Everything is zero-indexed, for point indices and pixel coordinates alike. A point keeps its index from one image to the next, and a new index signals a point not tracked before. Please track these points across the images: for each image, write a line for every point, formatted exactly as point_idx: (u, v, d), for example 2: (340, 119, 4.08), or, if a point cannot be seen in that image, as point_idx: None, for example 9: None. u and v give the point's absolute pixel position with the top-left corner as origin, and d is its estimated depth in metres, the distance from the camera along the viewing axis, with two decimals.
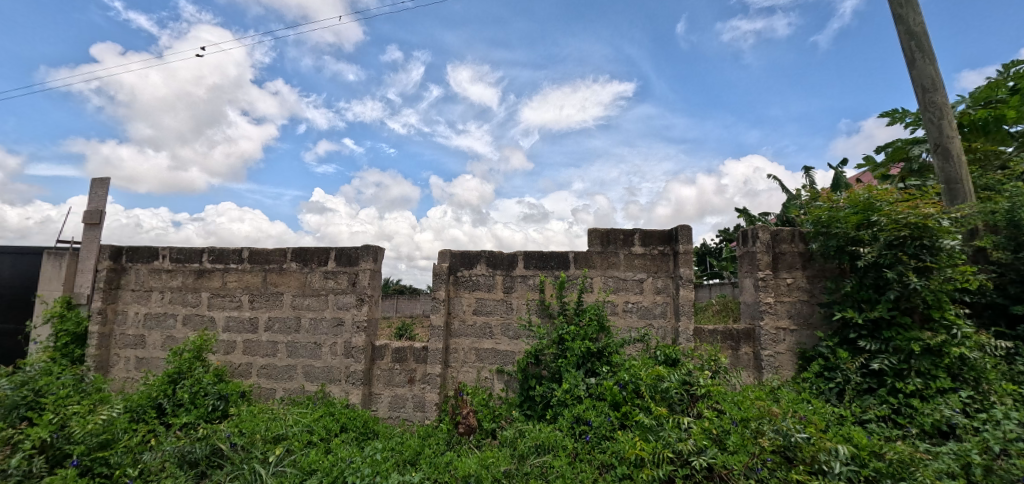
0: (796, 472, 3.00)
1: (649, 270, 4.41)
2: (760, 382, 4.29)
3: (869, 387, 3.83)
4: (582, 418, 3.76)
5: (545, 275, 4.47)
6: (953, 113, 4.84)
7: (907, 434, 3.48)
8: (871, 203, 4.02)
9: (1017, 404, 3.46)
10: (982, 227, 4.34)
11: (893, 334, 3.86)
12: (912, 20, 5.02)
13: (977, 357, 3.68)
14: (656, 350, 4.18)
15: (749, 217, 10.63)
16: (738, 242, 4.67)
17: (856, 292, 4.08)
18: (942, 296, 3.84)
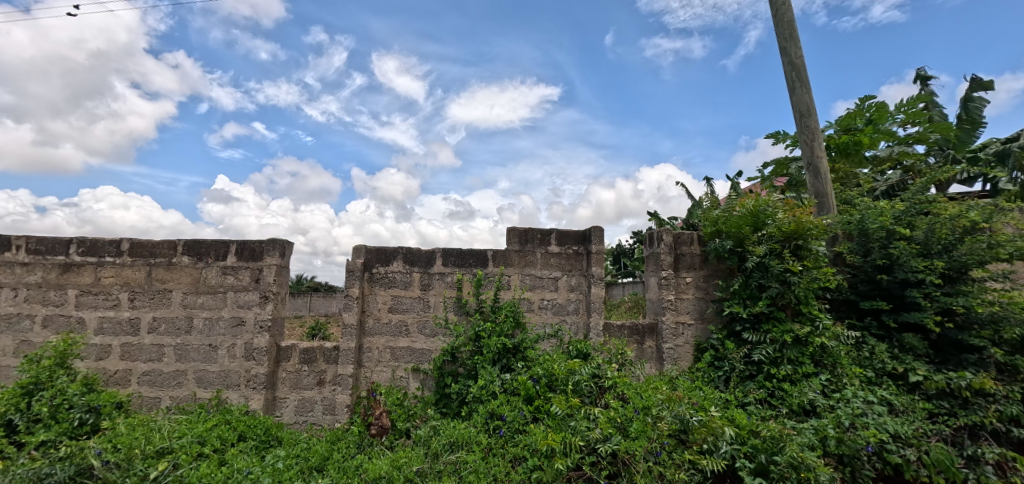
0: (688, 453, 3.35)
1: (564, 269, 4.63)
2: (661, 373, 4.66)
3: (751, 374, 4.33)
4: (496, 414, 3.85)
5: (463, 272, 4.53)
6: (823, 136, 5.57)
7: (779, 413, 3.97)
8: (758, 209, 4.57)
9: (863, 385, 4.09)
10: (841, 234, 5.07)
11: (771, 326, 4.39)
12: (794, 53, 5.73)
13: (835, 345, 4.27)
14: (569, 345, 4.40)
15: (659, 221, 11.42)
16: (645, 243, 5.03)
17: (743, 290, 4.60)
18: (809, 293, 4.40)
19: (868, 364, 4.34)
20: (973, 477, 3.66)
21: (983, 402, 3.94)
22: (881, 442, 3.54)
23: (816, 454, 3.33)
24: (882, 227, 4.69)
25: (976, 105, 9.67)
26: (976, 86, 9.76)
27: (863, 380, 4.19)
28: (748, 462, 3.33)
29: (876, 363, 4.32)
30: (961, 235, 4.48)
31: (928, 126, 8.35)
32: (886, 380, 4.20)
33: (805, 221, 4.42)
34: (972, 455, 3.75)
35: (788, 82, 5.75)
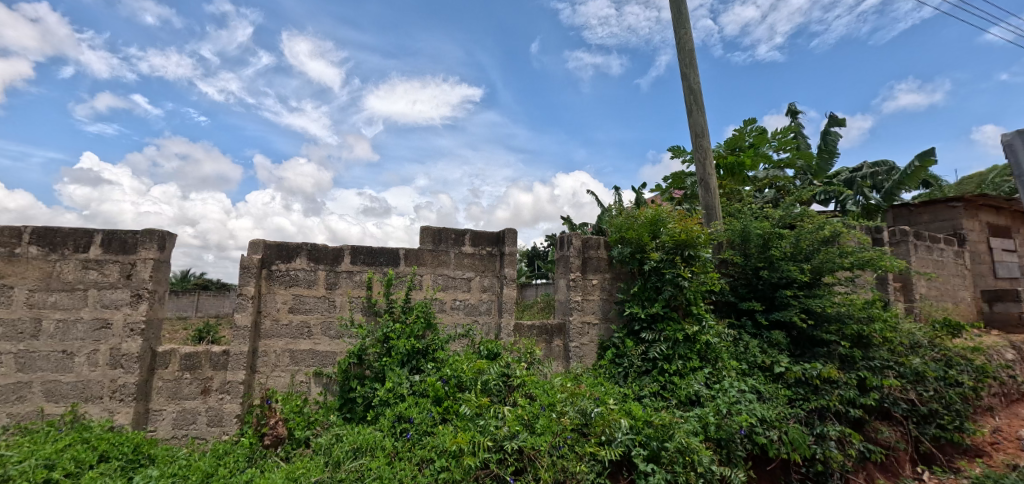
0: (590, 445, 3.57)
1: (477, 269, 4.74)
2: (567, 370, 4.92)
3: (647, 369, 4.71)
4: (403, 417, 3.77)
5: (374, 271, 4.41)
6: (712, 156, 6.18)
7: (670, 404, 4.34)
8: (657, 218, 5.05)
9: (737, 376, 4.63)
10: (725, 243, 5.72)
11: (665, 325, 4.83)
12: (692, 79, 6.33)
13: (716, 342, 4.80)
14: (480, 345, 4.50)
15: (571, 226, 11.92)
16: (556, 245, 5.29)
17: (641, 293, 5.03)
18: (697, 296, 4.90)
19: (743, 357, 4.91)
20: (821, 452, 4.30)
21: (828, 388, 4.67)
22: (750, 426, 4.05)
23: (699, 439, 3.75)
24: (761, 234, 5.37)
25: (832, 137, 11.25)
26: (831, 121, 11.37)
27: (739, 372, 4.72)
28: (642, 450, 3.64)
29: (749, 356, 4.90)
30: (820, 245, 5.30)
31: (796, 152, 9.55)
32: (756, 372, 4.77)
33: (695, 231, 4.93)
34: (819, 433, 4.39)
35: (685, 105, 6.34)
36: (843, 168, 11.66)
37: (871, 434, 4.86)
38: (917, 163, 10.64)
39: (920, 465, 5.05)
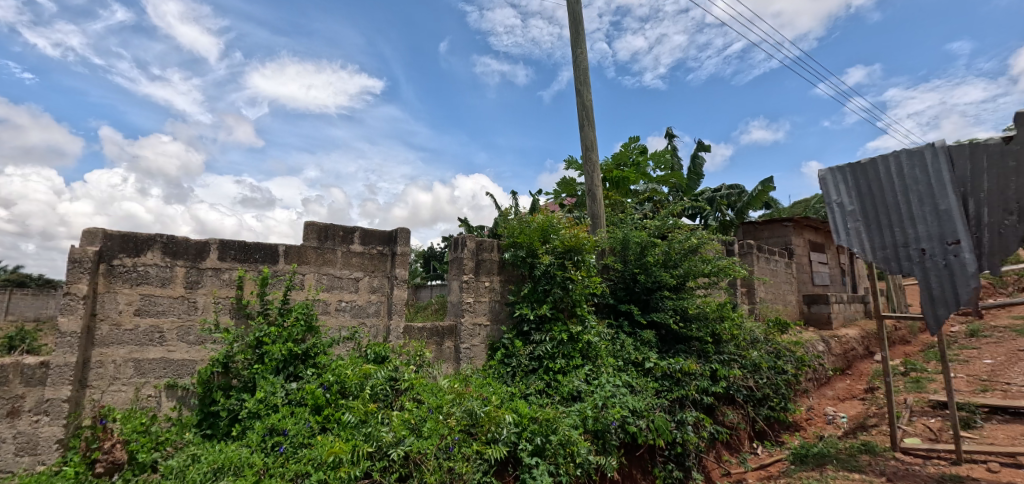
0: (475, 444, 3.53)
1: (366, 269, 4.49)
2: (458, 372, 4.84)
3: (534, 368, 4.81)
4: (276, 429, 3.39)
5: (246, 269, 3.97)
6: (600, 169, 6.49)
7: (554, 400, 4.44)
8: (549, 224, 5.21)
9: (614, 371, 4.90)
10: (609, 250, 6.19)
11: (551, 325, 5.02)
12: (585, 93, 6.62)
13: (597, 341, 5.03)
14: (367, 348, 4.24)
15: (467, 228, 11.88)
16: (449, 247, 5.19)
17: (531, 295, 5.17)
18: (580, 298, 5.14)
19: (620, 355, 5.22)
20: (681, 436, 4.76)
21: (687, 379, 5.22)
22: (623, 417, 4.29)
23: (578, 432, 3.92)
24: (639, 242, 5.95)
25: (699, 161, 12.49)
26: (699, 145, 12.61)
27: (615, 367, 4.99)
28: (527, 445, 3.70)
29: (625, 353, 5.26)
30: (687, 253, 6.05)
31: (670, 172, 10.47)
32: (630, 367, 5.10)
33: (583, 238, 5.21)
34: (680, 419, 4.85)
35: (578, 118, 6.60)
36: (706, 188, 12.94)
37: (720, 418, 5.56)
38: (760, 187, 12.37)
39: (756, 441, 5.99)
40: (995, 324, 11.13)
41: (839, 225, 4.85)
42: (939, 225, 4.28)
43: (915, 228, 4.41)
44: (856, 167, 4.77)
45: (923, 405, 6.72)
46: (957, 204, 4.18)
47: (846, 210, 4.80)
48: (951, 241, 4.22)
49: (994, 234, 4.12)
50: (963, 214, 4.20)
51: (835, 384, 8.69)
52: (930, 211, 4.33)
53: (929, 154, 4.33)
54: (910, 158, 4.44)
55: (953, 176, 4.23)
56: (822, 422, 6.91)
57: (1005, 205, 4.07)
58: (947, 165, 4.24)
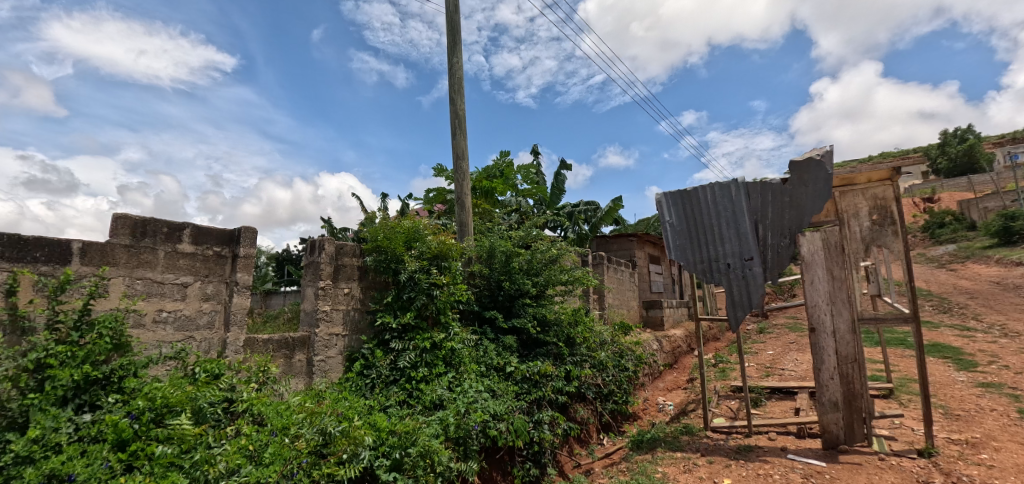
0: (326, 466, 3.13)
1: (197, 274, 3.83)
2: (309, 388, 4.33)
3: (394, 379, 4.53)
4: (58, 475, 2.55)
5: (27, 270, 3.13)
6: (470, 177, 6.42)
7: (415, 411, 4.18)
8: (414, 230, 5.05)
9: (476, 377, 4.78)
10: (475, 257, 6.21)
11: (414, 334, 4.79)
12: (458, 102, 6.55)
13: (461, 348, 4.91)
14: (194, 366, 3.55)
15: (329, 230, 11.03)
16: (305, 250, 4.69)
17: (394, 302, 4.89)
18: (446, 305, 4.99)
19: (483, 361, 5.15)
20: (537, 435, 4.82)
21: (544, 381, 5.36)
22: (484, 421, 4.21)
23: (438, 441, 3.72)
24: (504, 251, 6.00)
25: (561, 178, 13.13)
26: (563, 163, 13.26)
27: (478, 373, 4.90)
28: (385, 461, 3.41)
29: (488, 359, 5.19)
30: (548, 262, 6.27)
31: (535, 186, 10.82)
32: (492, 372, 5.06)
33: (450, 245, 5.13)
34: (537, 419, 4.92)
35: (450, 126, 6.48)
36: (566, 203, 13.62)
37: (572, 415, 5.79)
38: (611, 204, 13.39)
39: (602, 432, 6.34)
40: (778, 323, 13.47)
41: (670, 242, 5.83)
42: (739, 245, 5.45)
43: (723, 246, 5.55)
44: (682, 193, 5.78)
45: (727, 390, 7.82)
46: (752, 228, 5.38)
47: (675, 229, 5.80)
48: (747, 258, 5.42)
49: (775, 253, 5.30)
50: (755, 236, 5.39)
51: (665, 377, 9.68)
52: (733, 233, 5.48)
53: (733, 187, 5.46)
54: (721, 190, 5.54)
55: (750, 206, 5.39)
56: (654, 411, 7.55)
57: (782, 231, 5.25)
58: (745, 196, 5.39)
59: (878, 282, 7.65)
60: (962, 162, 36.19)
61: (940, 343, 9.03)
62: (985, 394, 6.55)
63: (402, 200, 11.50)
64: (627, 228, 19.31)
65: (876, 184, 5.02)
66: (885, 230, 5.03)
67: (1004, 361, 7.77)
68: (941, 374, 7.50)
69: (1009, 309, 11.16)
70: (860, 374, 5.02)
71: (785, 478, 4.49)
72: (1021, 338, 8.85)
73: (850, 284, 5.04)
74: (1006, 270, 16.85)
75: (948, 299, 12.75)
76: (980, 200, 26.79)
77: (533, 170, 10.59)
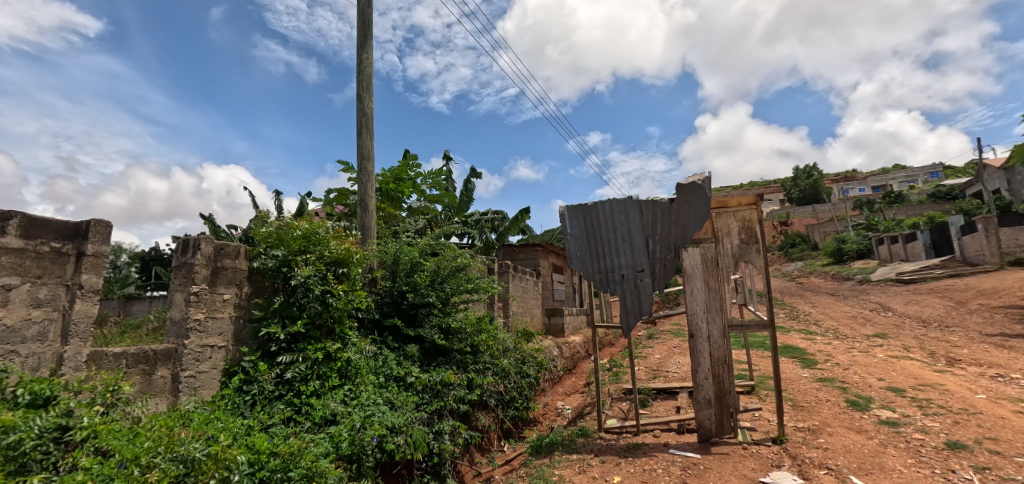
0: None
1: (29, 275, 3.31)
2: (173, 408, 3.90)
3: (279, 394, 4.23)
4: None
5: None
6: (376, 179, 6.22)
7: (302, 428, 3.93)
8: (310, 233, 4.84)
9: (373, 389, 4.61)
10: (376, 264, 6.12)
11: (306, 345, 4.52)
12: (365, 101, 6.32)
13: (358, 359, 4.72)
14: (17, 388, 3.02)
15: (212, 227, 10.03)
16: (176, 250, 4.24)
17: (283, 310, 4.57)
18: (342, 315, 4.81)
19: (381, 371, 4.98)
20: (437, 446, 4.73)
21: (446, 390, 5.29)
22: (381, 434, 4.06)
23: (328, 459, 3.54)
24: (410, 258, 5.98)
25: (470, 186, 13.16)
26: (471, 171, 13.31)
27: (375, 384, 4.73)
28: None
29: (386, 369, 5.03)
30: (454, 271, 6.27)
31: (444, 192, 10.74)
32: (391, 383, 4.91)
33: (350, 250, 4.99)
34: (437, 430, 4.83)
35: (357, 125, 6.24)
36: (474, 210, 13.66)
37: (473, 423, 5.79)
38: (518, 215, 13.67)
39: (502, 439, 6.40)
40: (664, 330, 14.56)
41: (572, 253, 5.98)
42: (633, 257, 5.80)
43: (619, 258, 5.86)
44: (582, 206, 6.00)
45: (619, 392, 8.27)
46: (643, 242, 5.75)
47: (576, 240, 5.98)
48: (639, 269, 5.78)
49: (662, 265, 5.71)
50: (646, 250, 5.76)
51: (564, 382, 10.00)
52: (628, 246, 5.82)
53: (628, 203, 5.79)
54: (617, 205, 5.83)
55: (642, 221, 5.75)
56: (553, 415, 7.76)
57: (669, 245, 5.67)
58: (637, 212, 5.75)
59: (744, 293, 8.57)
60: (811, 190, 41.79)
61: (790, 344, 10.27)
62: (823, 387, 7.56)
63: (299, 199, 10.84)
64: (530, 239, 19.76)
65: (744, 207, 5.66)
66: (750, 248, 5.60)
67: (836, 359, 9.03)
68: (790, 371, 8.52)
69: (840, 315, 13.04)
70: (730, 374, 5.55)
71: (667, 472, 4.82)
72: (850, 340, 10.37)
73: (723, 294, 5.56)
74: (839, 283, 19.70)
75: (796, 307, 14.62)
76: (823, 223, 31.10)
77: (442, 176, 10.52)
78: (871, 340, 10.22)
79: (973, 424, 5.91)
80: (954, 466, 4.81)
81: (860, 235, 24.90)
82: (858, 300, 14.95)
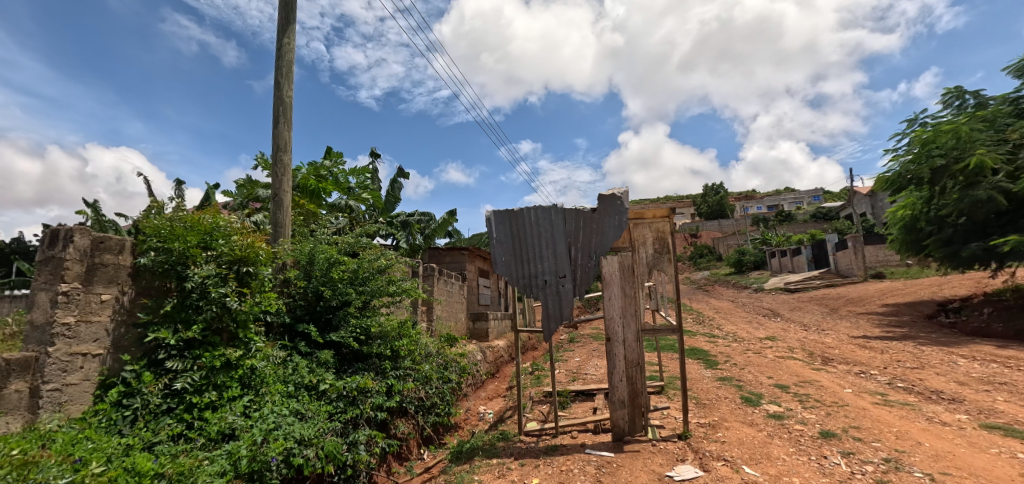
0: None
1: None
2: (32, 426, 3.71)
3: (168, 408, 4.08)
4: None
5: None
6: (291, 173, 6.15)
7: (195, 445, 3.88)
8: (213, 227, 4.77)
9: (280, 399, 4.59)
10: (290, 263, 6.12)
11: (202, 352, 4.39)
12: (285, 89, 6.25)
13: (262, 366, 4.71)
14: None
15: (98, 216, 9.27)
16: (41, 243, 4.02)
17: (176, 313, 4.45)
18: (246, 318, 4.75)
19: (291, 379, 4.96)
20: (351, 458, 4.72)
21: (362, 398, 5.32)
22: (287, 449, 4.00)
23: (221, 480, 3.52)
24: (326, 258, 5.99)
25: (397, 186, 13.12)
26: (397, 171, 13.28)
27: (283, 394, 4.71)
28: None
29: (296, 377, 5.01)
30: (375, 272, 6.37)
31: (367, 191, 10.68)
32: (301, 392, 4.89)
33: (257, 249, 4.97)
34: (352, 440, 4.83)
35: (273, 114, 6.15)
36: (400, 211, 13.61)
37: (391, 431, 5.87)
38: (445, 217, 13.81)
39: (422, 446, 6.50)
40: (584, 334, 15.27)
41: (496, 257, 6.26)
42: (555, 264, 6.18)
43: (542, 264, 6.22)
44: (508, 212, 6.29)
45: (539, 395, 8.64)
46: (564, 248, 6.15)
47: (501, 245, 6.27)
48: (561, 275, 6.17)
49: (583, 272, 6.14)
50: (568, 257, 6.16)
51: (486, 386, 10.24)
52: (551, 253, 6.20)
53: (553, 211, 6.15)
54: (544, 213, 6.18)
55: (565, 228, 6.15)
56: (475, 420, 7.98)
57: (589, 252, 6.11)
58: (562, 219, 6.13)
59: (655, 299, 9.29)
60: (717, 206, 45.34)
61: (695, 347, 11.19)
62: (721, 386, 8.38)
63: (207, 190, 10.37)
64: (457, 242, 19.85)
65: (659, 220, 6.20)
66: (663, 258, 6.19)
67: (734, 360, 10.01)
68: (695, 371, 9.32)
69: (738, 320, 14.35)
70: (642, 376, 6.05)
71: (582, 471, 5.20)
72: (745, 342, 11.50)
73: (638, 300, 6.06)
74: (738, 291, 21.60)
75: (702, 312, 15.90)
76: (728, 237, 33.83)
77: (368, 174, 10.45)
78: (763, 342, 11.39)
79: (841, 415, 6.85)
80: (826, 452, 5.59)
81: (757, 249, 27.40)
82: (754, 307, 16.52)
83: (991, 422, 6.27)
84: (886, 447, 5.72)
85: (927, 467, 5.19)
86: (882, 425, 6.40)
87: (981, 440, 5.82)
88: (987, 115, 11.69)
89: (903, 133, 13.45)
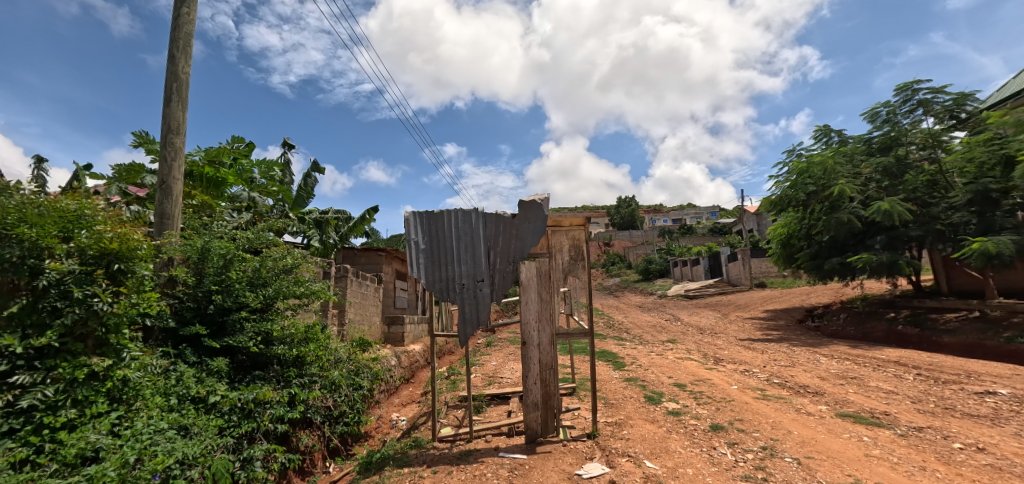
0: None
1: None
2: None
3: (12, 428, 3.72)
4: None
5: None
6: (184, 159, 5.98)
7: (45, 472, 3.55)
8: (78, 214, 4.41)
9: (157, 413, 4.41)
10: (176, 260, 5.89)
11: (59, 362, 4.08)
12: (180, 66, 5.99)
13: (136, 377, 4.50)
14: None
15: None
16: None
17: (25, 316, 4.08)
18: (120, 321, 4.48)
19: (172, 391, 4.76)
20: (245, 474, 4.70)
21: (259, 410, 5.28)
22: (166, 468, 3.95)
23: None
24: (222, 254, 5.82)
25: (310, 180, 12.72)
26: (312, 166, 12.88)
27: (161, 409, 4.51)
28: None
29: (179, 389, 4.82)
30: (279, 272, 6.31)
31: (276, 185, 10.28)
32: (185, 405, 4.72)
33: (133, 240, 4.57)
34: (245, 457, 4.79)
35: (166, 92, 5.90)
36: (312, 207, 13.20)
37: (293, 443, 5.80)
38: (363, 215, 13.57)
39: (328, 459, 6.43)
40: (501, 337, 15.62)
41: (413, 259, 6.34)
42: (473, 268, 6.44)
43: (461, 267, 6.44)
44: (427, 214, 6.45)
45: (454, 400, 8.82)
46: (484, 252, 6.42)
47: (419, 246, 6.39)
48: (479, 279, 6.43)
49: (500, 276, 6.44)
50: (486, 261, 6.43)
51: (401, 392, 10.24)
52: (470, 257, 6.44)
53: (472, 216, 6.42)
54: (464, 217, 6.43)
55: (485, 232, 6.43)
56: (387, 427, 8.01)
57: (508, 258, 6.41)
58: (482, 223, 6.42)
59: (569, 303, 9.83)
60: (627, 217, 48.02)
61: (605, 349, 11.93)
62: (627, 386, 9.08)
63: (80, 173, 9.47)
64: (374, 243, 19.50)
65: (575, 228, 6.69)
66: (578, 264, 6.77)
67: (639, 361, 10.81)
68: (604, 373, 9.97)
69: (643, 324, 15.41)
70: (554, 380, 6.46)
71: (495, 475, 5.47)
72: (647, 344, 12.43)
73: (552, 305, 6.48)
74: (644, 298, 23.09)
75: (611, 317, 16.86)
76: (637, 247, 35.94)
77: (278, 167, 10.09)
78: (665, 344, 12.37)
79: (728, 409, 7.71)
80: (714, 444, 6.30)
81: (661, 258, 29.40)
82: (658, 312, 17.80)
83: (844, 411, 7.39)
84: (763, 436, 6.55)
85: (795, 452, 6.03)
86: (761, 417, 7.30)
87: (836, 427, 6.85)
88: (847, 150, 13.62)
89: (783, 161, 15.23)
